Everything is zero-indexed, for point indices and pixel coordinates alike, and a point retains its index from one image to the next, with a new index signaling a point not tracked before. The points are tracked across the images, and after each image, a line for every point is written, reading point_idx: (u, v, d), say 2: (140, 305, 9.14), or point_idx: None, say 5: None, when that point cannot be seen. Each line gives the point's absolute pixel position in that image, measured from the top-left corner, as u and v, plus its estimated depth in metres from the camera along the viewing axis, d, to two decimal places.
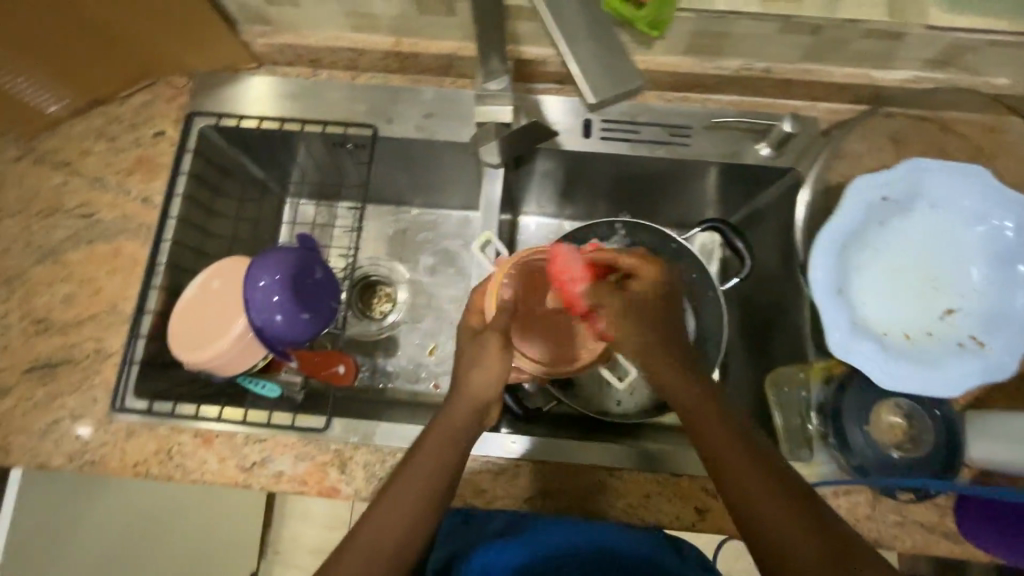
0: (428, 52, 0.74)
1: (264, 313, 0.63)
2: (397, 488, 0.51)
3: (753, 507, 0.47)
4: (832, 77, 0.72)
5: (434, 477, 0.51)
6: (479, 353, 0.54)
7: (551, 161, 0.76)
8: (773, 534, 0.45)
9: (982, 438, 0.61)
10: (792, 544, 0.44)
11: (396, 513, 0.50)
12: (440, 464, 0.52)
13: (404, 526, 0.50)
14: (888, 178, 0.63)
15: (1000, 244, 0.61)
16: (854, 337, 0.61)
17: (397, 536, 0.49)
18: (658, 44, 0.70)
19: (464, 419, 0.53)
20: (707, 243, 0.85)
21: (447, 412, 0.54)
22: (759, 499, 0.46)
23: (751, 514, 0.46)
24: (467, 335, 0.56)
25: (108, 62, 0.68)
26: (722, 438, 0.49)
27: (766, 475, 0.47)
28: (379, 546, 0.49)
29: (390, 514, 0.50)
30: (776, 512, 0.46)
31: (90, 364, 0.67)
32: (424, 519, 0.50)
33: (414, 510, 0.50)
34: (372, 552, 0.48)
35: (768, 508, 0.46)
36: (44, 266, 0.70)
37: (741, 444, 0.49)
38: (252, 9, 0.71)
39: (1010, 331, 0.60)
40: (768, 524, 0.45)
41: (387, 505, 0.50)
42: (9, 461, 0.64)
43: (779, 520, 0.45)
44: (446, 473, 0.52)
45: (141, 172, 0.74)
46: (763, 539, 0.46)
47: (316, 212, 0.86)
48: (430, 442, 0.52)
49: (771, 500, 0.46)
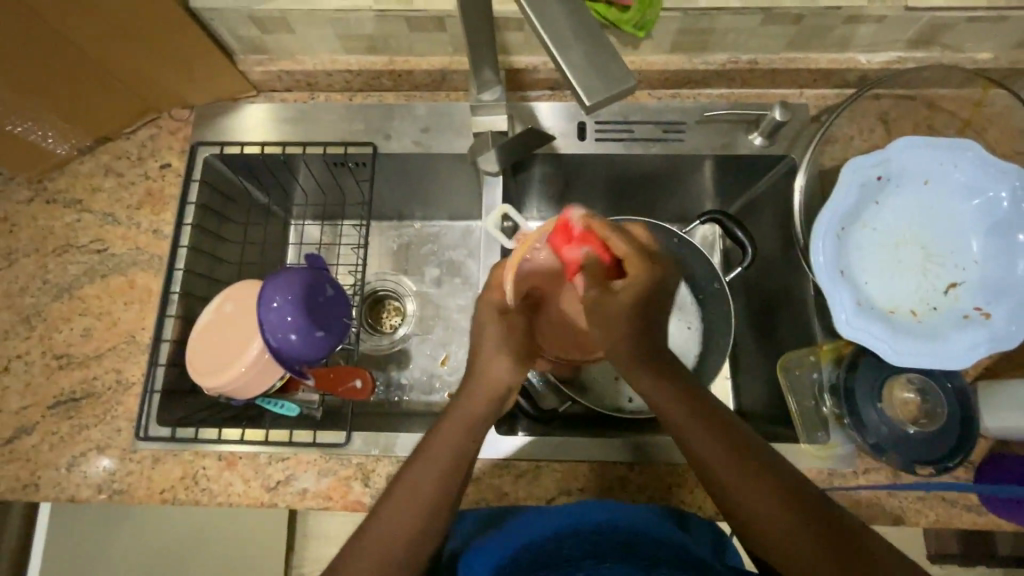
0: (420, 68, 0.76)
1: (278, 333, 0.65)
2: (406, 482, 0.51)
3: (757, 512, 0.48)
4: (817, 63, 0.73)
5: (447, 468, 0.52)
6: (499, 345, 0.57)
7: (548, 165, 0.78)
8: (784, 537, 0.47)
9: (992, 408, 0.62)
10: (801, 544, 0.46)
11: (406, 505, 0.50)
12: (455, 454, 0.53)
13: (415, 520, 0.50)
14: (879, 159, 0.64)
15: (996, 215, 0.62)
16: (860, 317, 0.62)
17: (408, 528, 0.49)
18: (645, 44, 0.72)
19: (482, 411, 0.56)
20: (707, 235, 0.87)
21: (465, 407, 0.55)
22: (761, 504, 0.48)
23: (757, 519, 0.48)
24: (491, 313, 0.57)
25: (112, 100, 0.70)
26: (717, 448, 0.50)
27: (766, 478, 0.48)
28: (389, 542, 0.48)
29: (398, 509, 0.50)
30: (780, 513, 0.47)
31: (113, 395, 0.69)
32: (437, 510, 0.50)
33: (426, 502, 0.50)
34: (381, 550, 0.48)
35: (772, 509, 0.47)
36: (61, 302, 0.72)
37: (738, 451, 0.50)
38: (249, 39, 0.73)
39: (1013, 299, 0.60)
40: (775, 525, 0.47)
41: (397, 499, 0.50)
42: (39, 497, 0.65)
43: (785, 521, 0.47)
44: (459, 466, 0.53)
45: (150, 205, 0.75)
46: (772, 541, 0.47)
47: (321, 232, 0.87)
48: (445, 432, 0.54)
49: (774, 500, 0.47)
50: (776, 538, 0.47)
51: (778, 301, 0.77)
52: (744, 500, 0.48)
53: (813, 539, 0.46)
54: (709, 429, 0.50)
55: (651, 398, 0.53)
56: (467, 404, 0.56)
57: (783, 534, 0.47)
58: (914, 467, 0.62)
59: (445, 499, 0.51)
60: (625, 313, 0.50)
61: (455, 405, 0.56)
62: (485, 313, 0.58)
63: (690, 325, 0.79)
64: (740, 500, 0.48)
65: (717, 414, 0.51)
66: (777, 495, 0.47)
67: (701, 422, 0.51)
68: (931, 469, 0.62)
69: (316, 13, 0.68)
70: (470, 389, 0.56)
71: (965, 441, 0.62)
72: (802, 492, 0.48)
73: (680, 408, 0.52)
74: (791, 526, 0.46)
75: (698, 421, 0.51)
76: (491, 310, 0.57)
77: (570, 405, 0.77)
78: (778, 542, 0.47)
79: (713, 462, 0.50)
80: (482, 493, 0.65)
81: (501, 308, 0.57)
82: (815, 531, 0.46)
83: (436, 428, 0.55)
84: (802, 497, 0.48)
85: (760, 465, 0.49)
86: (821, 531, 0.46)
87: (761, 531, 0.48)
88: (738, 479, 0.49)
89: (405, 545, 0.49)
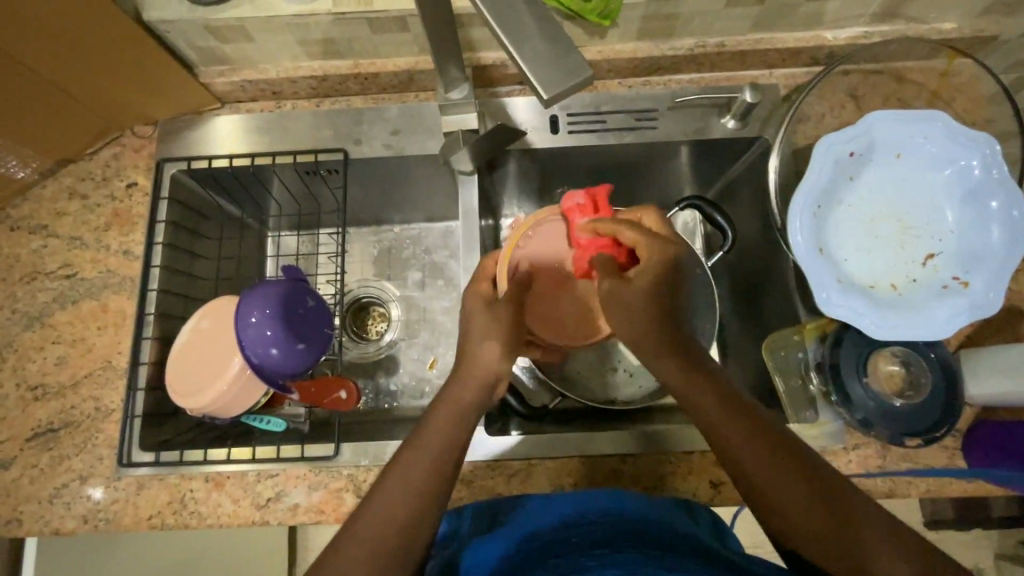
0: (386, 70, 0.75)
1: (258, 349, 0.63)
2: (394, 475, 0.50)
3: (773, 496, 0.47)
4: (784, 43, 0.73)
5: (443, 453, 0.51)
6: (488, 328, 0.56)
7: (523, 161, 0.77)
8: (809, 535, 0.46)
9: (976, 375, 0.63)
10: (827, 543, 0.45)
11: (396, 496, 0.49)
12: (448, 443, 0.52)
13: (407, 510, 0.48)
14: (851, 134, 0.64)
15: (968, 184, 0.63)
16: (842, 294, 0.62)
17: (396, 524, 0.48)
18: (611, 33, 0.71)
19: (473, 395, 0.54)
20: (688, 221, 0.87)
21: (455, 392, 0.54)
22: (789, 504, 0.47)
23: (786, 518, 0.47)
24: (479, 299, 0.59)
25: (68, 122, 0.68)
26: (741, 434, 0.48)
27: (783, 461, 0.48)
28: (380, 531, 0.47)
29: (387, 498, 0.49)
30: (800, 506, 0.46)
31: (92, 423, 0.67)
32: (430, 501, 0.49)
33: (414, 499, 0.49)
34: (371, 541, 0.47)
35: (787, 492, 0.47)
36: (33, 331, 0.70)
37: (765, 443, 0.48)
38: (208, 51, 0.71)
39: (989, 266, 0.61)
40: (788, 510, 0.47)
41: (384, 493, 0.49)
42: (22, 532, 0.64)
43: (798, 505, 0.46)
44: (450, 454, 0.52)
45: (118, 226, 0.74)
46: (784, 527, 0.47)
47: (298, 242, 0.86)
48: (435, 421, 0.53)
49: (788, 481, 0.47)
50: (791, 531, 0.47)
51: (762, 284, 0.77)
52: (763, 483, 0.48)
53: (825, 524, 0.45)
54: (734, 413, 0.49)
55: (681, 394, 0.51)
56: (456, 389, 0.54)
57: (809, 533, 0.46)
58: (902, 441, 0.63)
59: (432, 492, 0.50)
60: (645, 290, 0.51)
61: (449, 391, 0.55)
62: (473, 300, 0.59)
63: None
64: (756, 484, 0.48)
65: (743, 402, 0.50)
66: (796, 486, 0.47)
67: (731, 415, 0.49)
68: (918, 441, 0.63)
69: (276, 19, 0.66)
70: (461, 374, 0.55)
71: (947, 415, 0.62)
72: (813, 475, 0.47)
73: (712, 401, 0.50)
74: (804, 510, 0.46)
75: (728, 412, 0.49)
76: (479, 300, 0.60)
77: (560, 401, 0.78)
78: (805, 539, 0.46)
79: (739, 447, 0.49)
80: (477, 495, 0.64)
81: (488, 300, 0.59)
82: (826, 515, 0.46)
83: (428, 417, 0.54)
84: (814, 480, 0.47)
85: (780, 457, 0.48)
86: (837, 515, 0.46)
87: (775, 518, 0.47)
88: (755, 464, 0.48)
89: (398, 538, 0.47)
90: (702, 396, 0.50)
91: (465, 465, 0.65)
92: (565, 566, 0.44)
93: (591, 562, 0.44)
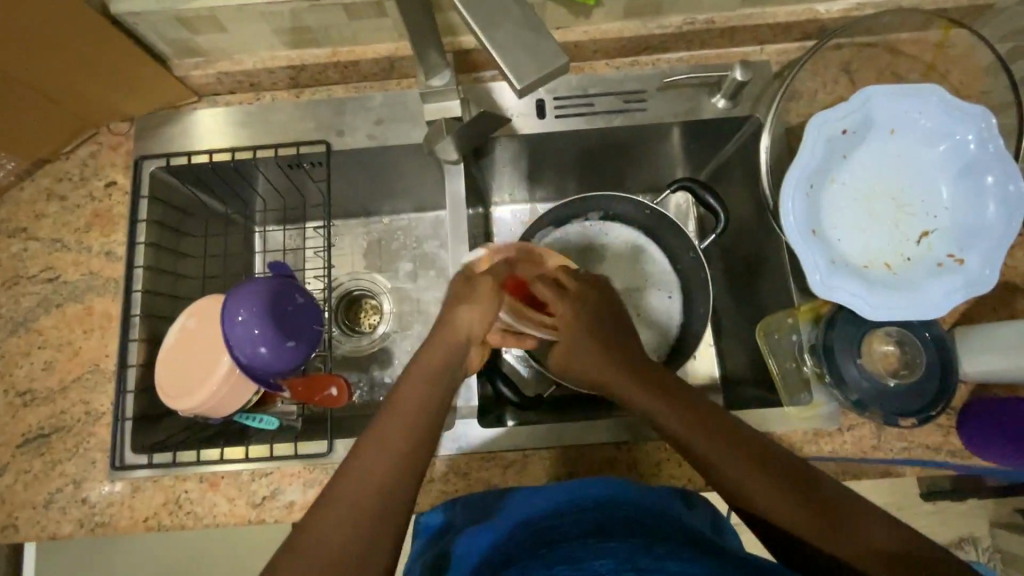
0: (366, 58, 0.72)
1: (246, 348, 0.63)
2: (373, 436, 0.51)
3: (735, 483, 0.49)
4: (775, 18, 0.71)
5: (417, 421, 0.52)
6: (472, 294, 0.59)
7: (510, 147, 0.75)
8: (786, 521, 0.47)
9: (972, 353, 0.62)
10: (805, 525, 0.46)
11: (376, 461, 0.49)
12: (422, 413, 0.53)
13: (386, 465, 0.49)
14: (843, 111, 0.62)
15: (965, 158, 0.61)
16: (834, 274, 0.61)
17: (374, 486, 0.47)
18: (597, 12, 0.69)
19: (441, 356, 0.57)
20: (681, 204, 0.86)
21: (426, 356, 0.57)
22: (761, 492, 0.48)
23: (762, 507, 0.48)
24: (460, 280, 0.61)
25: (41, 121, 0.66)
26: (688, 426, 0.52)
27: (752, 457, 0.49)
28: (359, 488, 0.47)
29: (368, 466, 0.48)
30: (771, 492, 0.48)
31: (84, 427, 0.67)
32: (410, 473, 0.49)
33: (393, 458, 0.49)
34: (353, 497, 0.47)
35: (757, 482, 0.48)
36: (18, 336, 0.69)
37: (726, 438, 0.51)
38: (181, 42, 0.69)
39: (985, 242, 0.60)
40: (769, 505, 0.47)
41: (363, 452, 0.50)
42: (20, 537, 0.64)
43: (761, 487, 0.48)
44: (424, 412, 0.53)
45: (99, 227, 0.72)
46: (755, 514, 0.48)
47: (285, 237, 0.84)
48: (410, 386, 0.54)
49: (742, 464, 0.49)
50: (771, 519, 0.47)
51: (756, 266, 0.76)
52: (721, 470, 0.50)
53: (802, 514, 0.46)
54: (694, 418, 0.53)
55: (630, 396, 0.57)
56: (425, 355, 0.57)
57: (786, 519, 0.47)
58: (896, 420, 0.62)
59: (409, 456, 0.50)
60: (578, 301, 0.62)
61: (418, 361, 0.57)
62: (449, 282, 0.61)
63: (670, 293, 0.79)
64: (731, 482, 0.49)
65: (701, 405, 0.54)
66: (765, 474, 0.48)
67: (692, 418, 0.53)
68: (912, 421, 0.62)
69: (249, 7, 0.64)
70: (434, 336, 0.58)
71: (941, 394, 0.61)
72: (786, 468, 0.49)
73: (671, 409, 0.54)
74: (766, 491, 0.48)
75: (686, 416, 0.53)
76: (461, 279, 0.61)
77: (556, 389, 0.78)
78: (784, 524, 0.47)
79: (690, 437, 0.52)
80: (472, 487, 0.64)
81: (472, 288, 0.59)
82: (798, 500, 0.47)
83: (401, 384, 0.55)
84: (782, 470, 0.49)
85: (743, 449, 0.50)
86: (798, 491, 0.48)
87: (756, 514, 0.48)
88: (708, 453, 0.50)
89: (379, 502, 0.47)
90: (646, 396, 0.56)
91: (460, 457, 0.65)
92: (555, 558, 0.44)
93: (580, 553, 0.44)
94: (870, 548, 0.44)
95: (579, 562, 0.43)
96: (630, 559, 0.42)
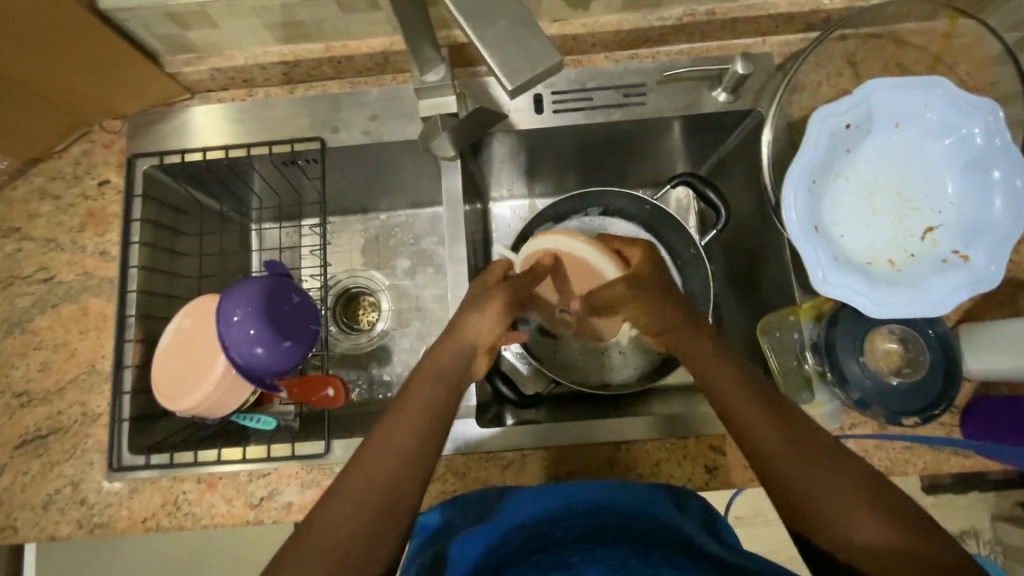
0: (360, 53, 0.71)
1: (242, 349, 0.62)
2: (378, 437, 0.50)
3: (771, 451, 0.48)
4: (778, 8, 0.69)
5: (422, 424, 0.51)
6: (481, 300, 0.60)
7: (508, 142, 0.74)
8: (818, 505, 0.46)
9: (978, 351, 0.61)
10: (837, 511, 0.45)
11: (379, 461, 0.48)
12: (427, 412, 0.52)
13: (388, 467, 0.48)
14: (846, 105, 0.61)
15: (971, 153, 0.60)
16: (837, 271, 0.60)
17: (376, 489, 0.47)
18: (595, 4, 0.67)
19: (449, 359, 0.56)
20: (681, 199, 0.84)
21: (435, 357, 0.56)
22: (800, 471, 0.47)
23: (797, 487, 0.47)
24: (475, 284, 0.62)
25: (31, 119, 0.65)
26: (738, 386, 0.52)
27: (798, 440, 0.48)
28: (360, 487, 0.47)
29: (372, 466, 0.48)
30: (809, 476, 0.47)
31: (81, 428, 0.67)
32: (415, 472, 0.49)
33: (396, 461, 0.49)
34: (355, 497, 0.47)
35: (798, 462, 0.47)
36: (13, 337, 0.68)
37: (776, 415, 0.50)
38: (171, 38, 0.67)
39: (991, 239, 0.59)
40: (804, 486, 0.46)
41: (368, 452, 0.49)
42: (19, 538, 0.64)
43: (798, 461, 0.47)
44: (430, 416, 0.52)
45: (93, 226, 0.72)
46: (786, 494, 0.47)
47: (282, 234, 0.83)
48: (416, 386, 0.54)
49: (783, 437, 0.49)
50: (802, 502, 0.46)
51: (758, 263, 0.75)
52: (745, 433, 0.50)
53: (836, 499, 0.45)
54: (747, 388, 0.52)
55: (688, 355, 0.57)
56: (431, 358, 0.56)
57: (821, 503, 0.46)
58: (899, 419, 0.62)
59: (411, 459, 0.49)
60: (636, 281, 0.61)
61: (420, 362, 0.56)
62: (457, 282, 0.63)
63: None
64: (769, 456, 0.48)
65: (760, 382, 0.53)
66: (807, 458, 0.47)
67: (746, 390, 0.52)
68: (915, 420, 0.62)
69: (239, 2, 0.63)
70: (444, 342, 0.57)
71: (944, 395, 0.61)
72: (833, 457, 0.48)
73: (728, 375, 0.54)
74: (804, 466, 0.47)
75: (741, 386, 0.52)
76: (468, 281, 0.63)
77: (555, 387, 0.78)
78: (816, 507, 0.46)
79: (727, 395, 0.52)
80: (471, 487, 0.64)
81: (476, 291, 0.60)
82: (837, 488, 0.46)
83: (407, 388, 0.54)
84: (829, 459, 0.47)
85: (790, 429, 0.49)
86: (814, 476, 0.46)
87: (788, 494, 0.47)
88: (752, 414, 0.50)
89: (380, 508, 0.46)
90: (702, 351, 0.56)
91: (459, 457, 0.65)
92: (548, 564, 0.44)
93: (575, 558, 0.44)
94: (871, 546, 0.44)
95: (570, 569, 0.43)
96: (622, 564, 0.42)
